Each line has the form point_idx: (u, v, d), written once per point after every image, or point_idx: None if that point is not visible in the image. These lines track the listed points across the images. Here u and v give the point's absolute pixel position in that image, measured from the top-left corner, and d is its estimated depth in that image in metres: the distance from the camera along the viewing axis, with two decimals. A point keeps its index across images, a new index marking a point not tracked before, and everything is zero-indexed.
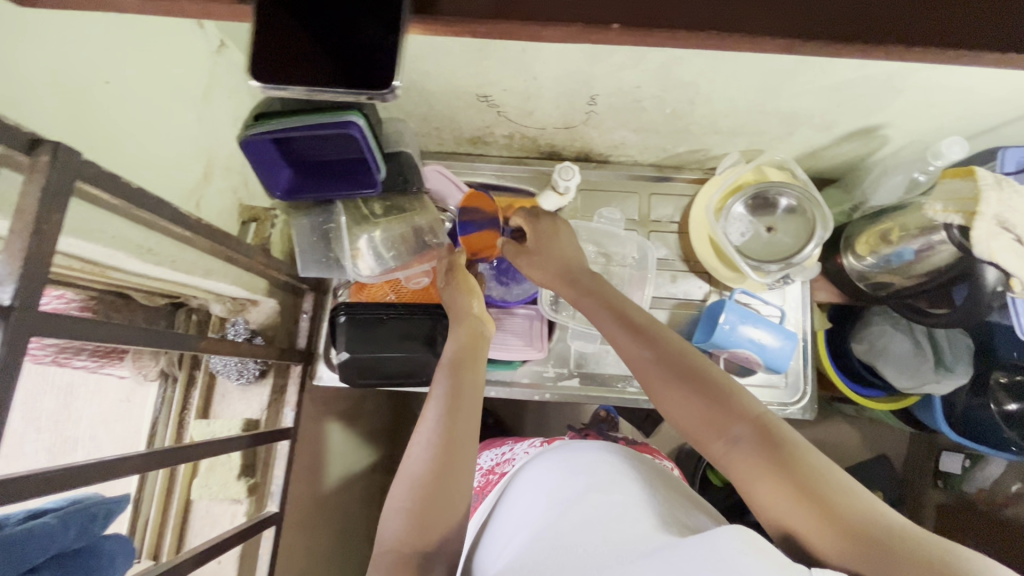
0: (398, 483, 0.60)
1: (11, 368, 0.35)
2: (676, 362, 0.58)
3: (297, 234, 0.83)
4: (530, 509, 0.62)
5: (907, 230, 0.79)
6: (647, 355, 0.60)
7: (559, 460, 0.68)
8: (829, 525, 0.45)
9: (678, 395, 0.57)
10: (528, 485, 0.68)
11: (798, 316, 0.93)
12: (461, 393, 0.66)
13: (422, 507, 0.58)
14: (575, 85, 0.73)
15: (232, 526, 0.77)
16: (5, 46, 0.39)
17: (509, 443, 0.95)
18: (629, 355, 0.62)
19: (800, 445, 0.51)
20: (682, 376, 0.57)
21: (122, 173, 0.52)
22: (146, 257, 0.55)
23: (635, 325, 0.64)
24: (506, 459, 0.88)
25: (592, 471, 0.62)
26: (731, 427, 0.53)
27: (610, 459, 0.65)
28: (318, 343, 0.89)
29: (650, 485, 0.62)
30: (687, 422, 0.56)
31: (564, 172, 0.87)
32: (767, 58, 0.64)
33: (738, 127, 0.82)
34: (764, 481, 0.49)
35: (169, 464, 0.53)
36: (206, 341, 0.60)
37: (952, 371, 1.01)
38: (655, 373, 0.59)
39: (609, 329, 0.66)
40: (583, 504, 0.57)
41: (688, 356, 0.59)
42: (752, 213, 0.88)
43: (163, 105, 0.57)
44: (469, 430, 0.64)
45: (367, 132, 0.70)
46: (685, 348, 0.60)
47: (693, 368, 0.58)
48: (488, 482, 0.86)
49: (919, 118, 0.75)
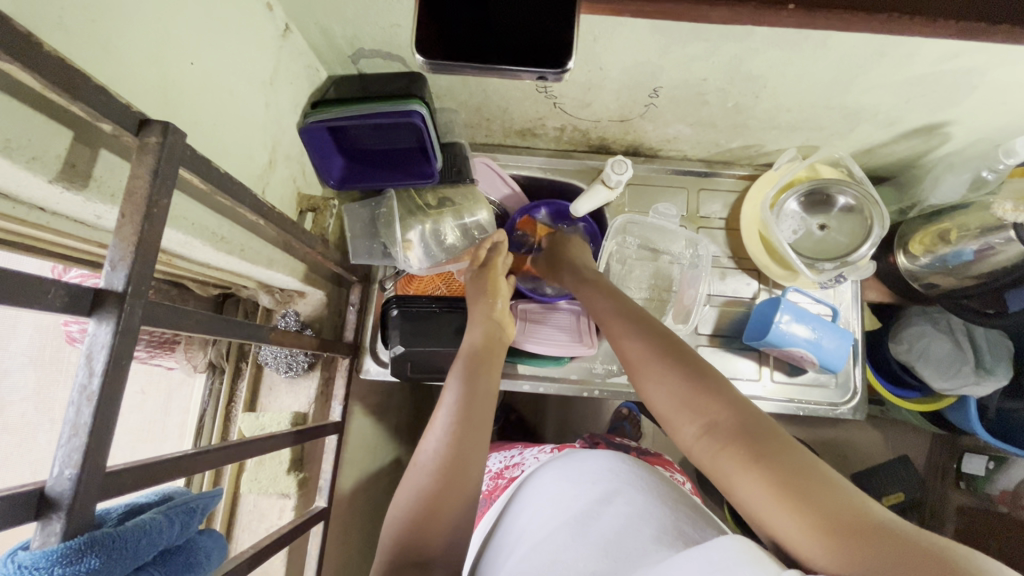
0: (404, 488, 0.61)
1: (124, 357, 0.34)
2: (671, 354, 0.58)
3: (349, 221, 0.81)
4: (534, 518, 0.61)
5: (967, 230, 0.78)
6: (643, 346, 0.61)
7: (568, 468, 0.67)
8: (808, 519, 0.42)
9: (657, 380, 0.58)
10: (537, 492, 0.67)
11: (851, 314, 0.91)
12: (477, 394, 0.68)
13: (431, 511, 0.58)
14: (640, 76, 0.72)
15: (282, 522, 0.75)
16: (107, 21, 0.38)
17: (516, 447, 0.95)
18: (624, 348, 0.63)
19: (781, 438, 0.49)
20: (668, 360, 0.58)
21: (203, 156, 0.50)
22: (219, 245, 0.53)
23: (640, 321, 0.64)
24: (515, 464, 0.87)
25: (597, 481, 0.62)
26: (721, 418, 0.52)
27: (619, 469, 0.64)
28: (365, 337, 0.86)
29: (660, 493, 0.60)
30: (672, 412, 0.55)
31: (616, 166, 0.85)
32: (848, 50, 0.63)
33: (798, 123, 0.81)
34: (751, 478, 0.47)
35: (230, 460, 0.51)
36: (274, 333, 0.61)
37: (992, 373, 1.01)
38: (648, 363, 0.59)
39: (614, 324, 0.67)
40: (585, 513, 0.56)
41: (685, 351, 0.59)
42: (806, 210, 0.87)
43: (237, 90, 0.55)
44: (480, 430, 0.65)
45: (429, 121, 0.70)
46: (683, 344, 0.60)
47: (690, 361, 0.57)
48: (497, 487, 0.85)
49: (985, 116, 0.73)
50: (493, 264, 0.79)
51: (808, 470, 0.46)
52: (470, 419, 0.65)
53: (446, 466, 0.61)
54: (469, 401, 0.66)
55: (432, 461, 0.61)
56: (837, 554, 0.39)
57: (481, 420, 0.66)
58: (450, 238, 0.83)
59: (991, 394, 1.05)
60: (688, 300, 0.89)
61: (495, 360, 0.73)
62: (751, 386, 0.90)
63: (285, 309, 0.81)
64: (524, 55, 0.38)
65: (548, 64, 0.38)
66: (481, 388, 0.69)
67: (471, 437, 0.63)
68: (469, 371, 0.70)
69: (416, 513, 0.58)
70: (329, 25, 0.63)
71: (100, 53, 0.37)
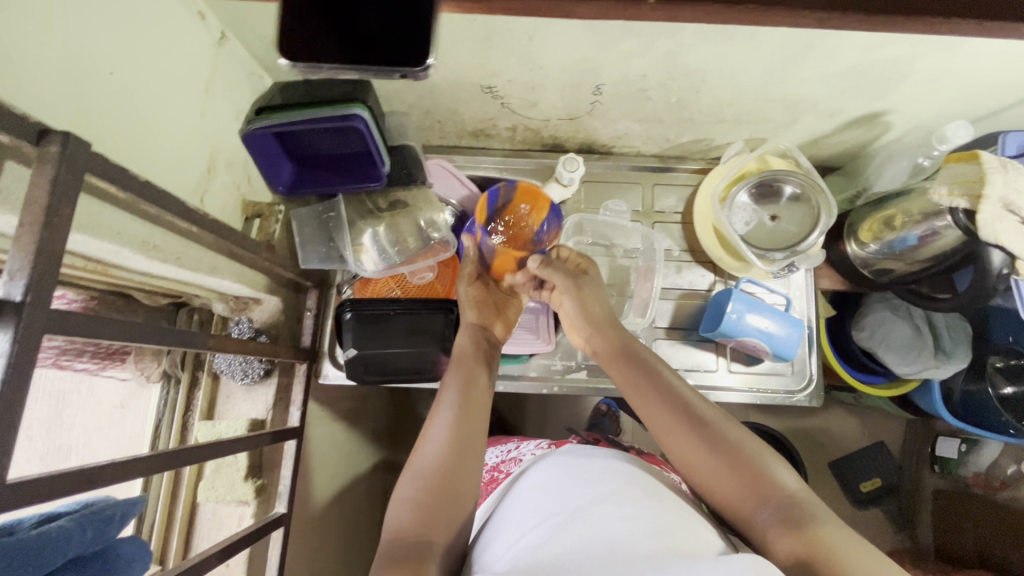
0: (407, 475, 0.63)
1: (24, 367, 0.34)
2: (711, 433, 0.62)
3: (298, 226, 0.81)
4: (526, 514, 0.60)
5: (911, 215, 0.79)
6: (682, 429, 0.63)
7: (566, 464, 0.67)
8: None
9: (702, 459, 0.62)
10: (528, 488, 0.66)
11: (803, 303, 0.93)
12: (473, 394, 0.70)
13: (433, 510, 0.58)
14: (581, 74, 0.73)
15: (240, 529, 0.76)
16: (11, 32, 0.38)
17: (514, 440, 0.96)
18: (660, 424, 0.65)
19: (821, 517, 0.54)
20: (710, 441, 0.62)
21: (126, 166, 0.50)
22: (151, 253, 0.53)
23: (671, 394, 0.66)
24: (512, 458, 0.87)
25: (600, 483, 0.61)
26: (774, 497, 0.58)
27: (622, 472, 0.64)
28: (323, 342, 0.88)
29: (660, 497, 0.61)
30: (727, 492, 0.60)
31: (569, 164, 0.87)
32: (776, 45, 0.64)
33: (742, 115, 0.82)
34: (789, 546, 0.53)
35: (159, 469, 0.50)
36: (216, 340, 0.62)
37: (951, 356, 1.02)
38: (692, 447, 0.62)
39: (642, 396, 0.68)
40: (588, 512, 0.56)
41: (723, 425, 0.63)
42: (757, 202, 0.88)
43: (168, 98, 0.56)
44: (480, 424, 0.67)
45: (372, 124, 0.71)
46: (718, 418, 0.64)
47: (730, 434, 0.62)
48: (492, 480, 0.85)
49: (922, 103, 0.75)
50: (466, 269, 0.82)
51: (838, 534, 0.53)
52: (468, 420, 0.67)
53: (449, 458, 0.63)
54: (467, 407, 0.68)
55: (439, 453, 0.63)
56: None
57: (480, 413, 0.69)
58: (403, 238, 0.83)
59: (954, 376, 1.07)
60: (646, 294, 0.89)
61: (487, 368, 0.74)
62: (710, 377, 0.91)
63: (240, 316, 0.81)
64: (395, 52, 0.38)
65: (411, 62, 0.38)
66: (478, 390, 0.71)
67: (472, 437, 0.65)
68: (464, 376, 0.72)
69: (423, 501, 0.59)
70: (265, 32, 0.63)
71: (3, 64, 0.38)
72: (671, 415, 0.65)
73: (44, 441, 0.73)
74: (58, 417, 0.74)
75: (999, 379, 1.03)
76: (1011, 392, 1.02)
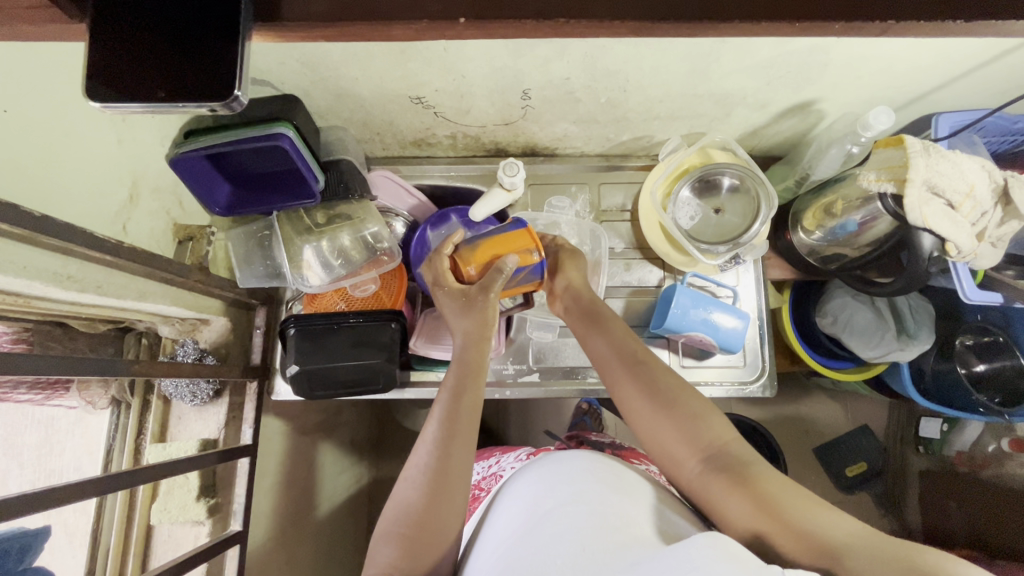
0: (391, 503, 0.60)
1: None
2: (659, 391, 0.63)
3: (233, 246, 0.83)
4: (503, 524, 0.58)
5: (850, 201, 0.79)
6: (633, 388, 0.64)
7: (544, 462, 0.64)
8: (789, 535, 0.50)
9: (652, 418, 0.62)
10: (507, 498, 0.63)
11: (749, 293, 0.94)
12: (458, 416, 0.63)
13: (420, 536, 0.57)
14: (505, 80, 0.73)
15: (194, 548, 0.77)
16: None
17: (497, 454, 0.92)
18: (612, 380, 0.66)
19: (757, 468, 0.56)
20: (656, 401, 0.62)
21: (17, 199, 0.50)
22: (66, 284, 0.55)
23: (624, 353, 0.67)
24: (493, 474, 0.84)
25: (573, 481, 0.58)
26: (710, 448, 0.59)
27: (598, 466, 0.62)
28: (274, 359, 0.90)
29: (629, 494, 0.58)
30: (670, 448, 0.61)
31: (508, 168, 0.85)
32: (685, 44, 0.65)
33: (676, 112, 0.83)
34: (732, 499, 0.55)
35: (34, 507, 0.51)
36: (138, 366, 0.65)
37: (914, 337, 0.99)
38: (642, 407, 0.63)
39: (600, 356, 0.68)
40: (562, 513, 0.54)
41: (669, 383, 0.63)
42: (699, 195, 0.88)
43: (73, 129, 0.56)
44: (467, 450, 0.61)
45: (298, 143, 0.71)
46: (664, 375, 0.64)
47: (675, 393, 0.62)
48: (474, 498, 0.82)
49: (848, 90, 0.75)
50: (494, 285, 0.70)
51: (772, 481, 0.55)
52: (450, 447, 0.60)
53: (430, 485, 0.59)
54: (450, 424, 0.62)
55: (417, 482, 0.59)
56: (807, 548, 0.49)
57: (465, 433, 0.62)
58: (346, 251, 0.83)
59: (924, 357, 1.05)
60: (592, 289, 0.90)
61: (478, 377, 0.67)
62: None
63: (187, 338, 0.81)
64: (205, 80, 0.38)
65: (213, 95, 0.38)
66: (462, 411, 0.63)
67: (461, 446, 0.61)
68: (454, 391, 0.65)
69: (406, 533, 0.57)
70: None
71: None
72: (624, 375, 0.65)
73: (38, 468, 0.73)
74: (51, 442, 0.74)
75: (971, 357, 1.03)
76: (983, 369, 1.03)
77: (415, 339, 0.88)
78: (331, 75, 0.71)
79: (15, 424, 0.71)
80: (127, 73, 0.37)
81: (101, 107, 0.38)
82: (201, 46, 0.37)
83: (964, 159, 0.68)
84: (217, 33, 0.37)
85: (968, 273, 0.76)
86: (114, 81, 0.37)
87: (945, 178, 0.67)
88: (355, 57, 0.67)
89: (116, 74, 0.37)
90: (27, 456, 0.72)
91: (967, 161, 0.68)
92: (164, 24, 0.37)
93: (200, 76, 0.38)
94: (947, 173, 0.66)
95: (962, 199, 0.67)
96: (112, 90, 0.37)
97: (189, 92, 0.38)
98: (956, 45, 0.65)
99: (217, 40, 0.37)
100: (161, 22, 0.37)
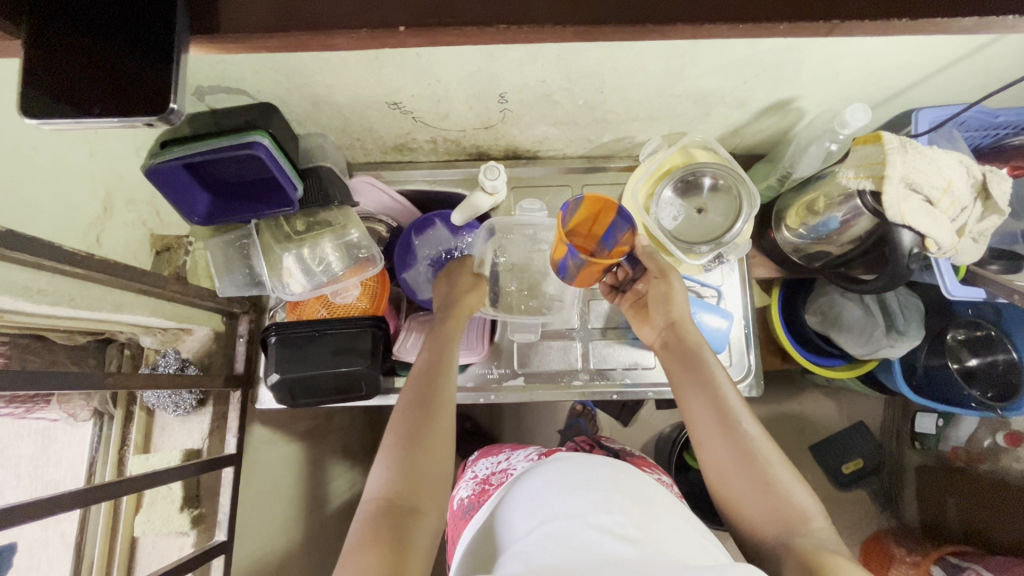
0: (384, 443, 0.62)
1: None
2: (750, 451, 0.61)
3: (213, 256, 0.83)
4: (519, 525, 0.57)
5: (832, 198, 0.77)
6: (725, 443, 0.62)
7: (562, 472, 0.61)
8: None
9: (739, 477, 0.61)
10: (515, 502, 0.61)
11: (734, 291, 0.94)
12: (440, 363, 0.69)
13: (413, 459, 0.59)
14: (480, 84, 0.73)
15: (178, 559, 0.77)
16: None
17: (505, 451, 0.87)
18: (702, 426, 0.65)
19: (835, 554, 0.53)
20: (744, 457, 0.61)
21: None
22: (37, 298, 0.55)
23: (720, 398, 0.65)
24: (503, 469, 0.80)
25: (593, 489, 0.57)
26: (796, 526, 0.57)
27: (611, 476, 0.61)
28: (257, 367, 0.90)
29: (646, 504, 0.57)
30: (753, 514, 0.59)
31: (490, 172, 0.82)
32: (656, 47, 0.65)
33: (655, 112, 0.83)
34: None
35: (12, 522, 0.50)
36: (115, 377, 0.65)
37: (904, 334, 0.98)
38: (730, 462, 0.62)
39: (692, 400, 0.66)
40: (583, 518, 0.53)
41: (761, 446, 0.62)
42: (682, 195, 0.87)
43: (43, 143, 0.56)
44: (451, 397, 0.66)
45: (275, 151, 0.70)
46: (762, 441, 0.62)
47: (762, 456, 0.61)
48: (484, 491, 0.78)
49: (825, 88, 0.75)
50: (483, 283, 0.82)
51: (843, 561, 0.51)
52: (433, 391, 0.65)
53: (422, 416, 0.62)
54: (433, 366, 0.69)
55: (398, 435, 0.61)
56: None
57: (440, 370, 0.68)
58: (328, 258, 0.83)
59: (916, 352, 1.04)
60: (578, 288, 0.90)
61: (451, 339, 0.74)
62: (648, 374, 0.90)
63: (168, 348, 0.81)
64: (140, 97, 0.37)
65: (150, 110, 0.37)
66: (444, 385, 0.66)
67: (445, 387, 0.66)
68: (436, 345, 0.72)
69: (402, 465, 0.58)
70: None
71: None
72: (716, 426, 0.63)
73: (35, 478, 0.74)
74: (47, 452, 0.76)
75: (964, 352, 1.03)
76: (976, 363, 1.02)
77: (400, 344, 0.88)
78: (305, 83, 0.71)
79: (12, 435, 0.73)
80: (69, 84, 0.37)
81: (39, 123, 0.37)
82: (148, 54, 0.37)
83: (941, 155, 0.67)
84: (155, 44, 0.37)
85: (951, 269, 0.76)
86: (57, 89, 0.37)
87: (922, 174, 0.66)
88: (328, 65, 0.67)
89: (60, 86, 0.37)
90: (25, 466, 0.74)
91: (944, 157, 0.67)
92: (105, 32, 0.37)
93: (132, 93, 0.37)
94: (924, 169, 0.66)
95: (940, 194, 0.67)
96: (53, 105, 0.37)
97: (125, 109, 0.37)
98: (931, 42, 0.64)
99: (161, 47, 0.37)
100: (106, 37, 0.37)
